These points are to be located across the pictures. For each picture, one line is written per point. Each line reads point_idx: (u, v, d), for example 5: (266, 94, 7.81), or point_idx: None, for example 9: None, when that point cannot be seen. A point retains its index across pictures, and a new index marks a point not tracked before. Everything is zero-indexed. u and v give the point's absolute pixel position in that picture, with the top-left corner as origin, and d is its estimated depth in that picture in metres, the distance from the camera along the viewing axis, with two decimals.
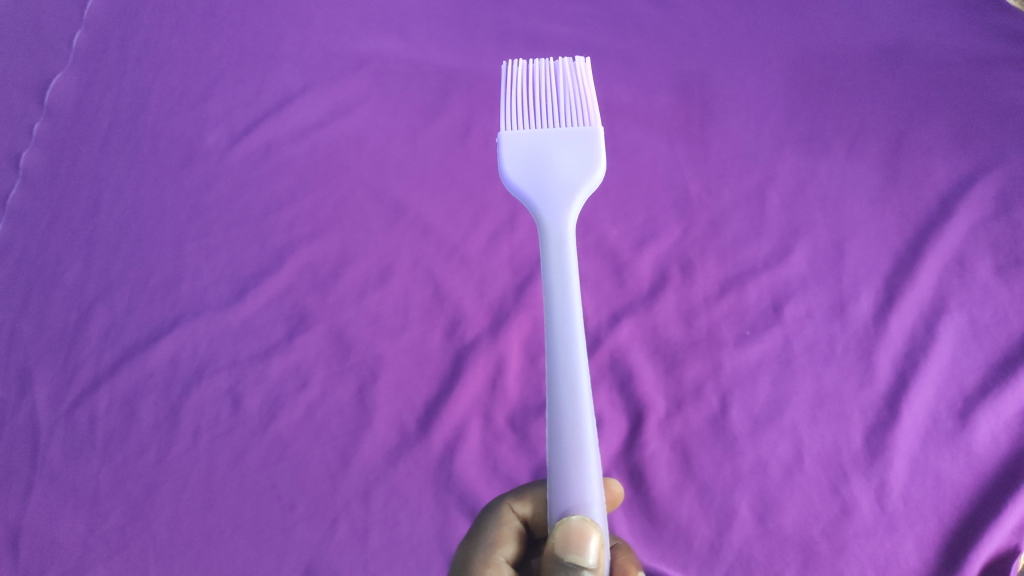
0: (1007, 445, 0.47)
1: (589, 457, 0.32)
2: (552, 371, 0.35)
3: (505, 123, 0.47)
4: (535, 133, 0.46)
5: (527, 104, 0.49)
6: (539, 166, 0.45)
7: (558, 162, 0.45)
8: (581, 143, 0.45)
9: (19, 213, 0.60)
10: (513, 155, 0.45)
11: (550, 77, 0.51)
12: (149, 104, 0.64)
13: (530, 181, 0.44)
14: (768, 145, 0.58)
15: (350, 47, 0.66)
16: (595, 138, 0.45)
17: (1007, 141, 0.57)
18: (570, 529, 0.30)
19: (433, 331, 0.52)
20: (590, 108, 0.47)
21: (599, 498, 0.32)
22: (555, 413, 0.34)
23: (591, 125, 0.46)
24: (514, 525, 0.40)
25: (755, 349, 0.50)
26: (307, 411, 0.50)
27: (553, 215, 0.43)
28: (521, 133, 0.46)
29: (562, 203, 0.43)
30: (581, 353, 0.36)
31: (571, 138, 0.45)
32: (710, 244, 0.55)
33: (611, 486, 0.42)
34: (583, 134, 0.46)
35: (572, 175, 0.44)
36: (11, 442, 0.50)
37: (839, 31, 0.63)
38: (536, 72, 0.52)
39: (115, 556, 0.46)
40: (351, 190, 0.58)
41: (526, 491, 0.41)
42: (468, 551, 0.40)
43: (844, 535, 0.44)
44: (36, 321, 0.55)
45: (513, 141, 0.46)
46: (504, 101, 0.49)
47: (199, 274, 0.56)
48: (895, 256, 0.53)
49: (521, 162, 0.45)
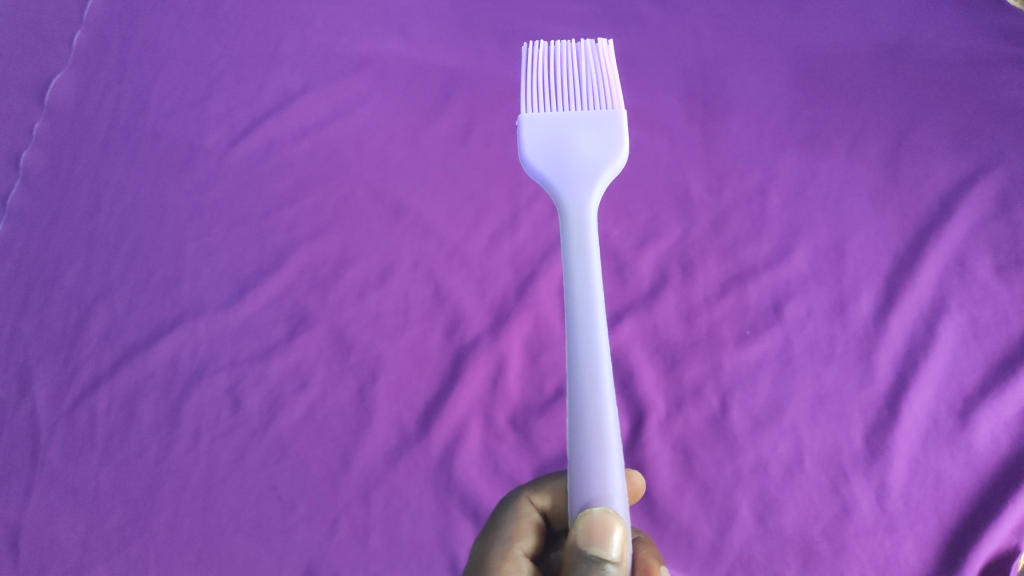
0: (1007, 445, 0.47)
1: (611, 450, 0.32)
2: (574, 361, 0.35)
3: (526, 104, 0.47)
4: (555, 115, 0.46)
5: (549, 86, 0.48)
6: (561, 149, 0.45)
7: (579, 147, 0.45)
8: (603, 127, 0.45)
9: (19, 213, 0.60)
10: (533, 138, 0.45)
11: (572, 58, 0.51)
12: (150, 104, 0.64)
13: (551, 165, 0.44)
14: (769, 144, 0.58)
15: (350, 47, 0.66)
16: (618, 122, 0.45)
17: (1007, 141, 0.57)
18: (593, 520, 0.30)
19: (434, 331, 0.52)
20: (613, 91, 0.47)
21: (621, 490, 0.32)
22: (576, 406, 0.34)
23: (615, 109, 0.46)
24: (533, 517, 0.40)
25: (755, 349, 0.50)
26: (308, 411, 0.50)
27: (574, 201, 0.43)
28: (541, 115, 0.46)
29: (583, 188, 0.43)
30: (603, 344, 0.36)
31: (594, 121, 0.45)
32: (710, 244, 0.55)
33: (632, 479, 0.42)
34: (605, 118, 0.46)
35: (593, 159, 0.44)
36: (11, 442, 0.51)
37: (840, 29, 0.63)
38: (558, 53, 0.52)
39: (115, 556, 0.46)
40: (351, 190, 0.58)
41: (544, 483, 0.42)
42: (486, 543, 0.39)
43: (844, 535, 0.44)
44: (36, 321, 0.55)
45: (534, 124, 0.46)
46: (525, 82, 0.49)
47: (199, 274, 0.56)
48: (895, 256, 0.53)
49: (541, 147, 0.45)
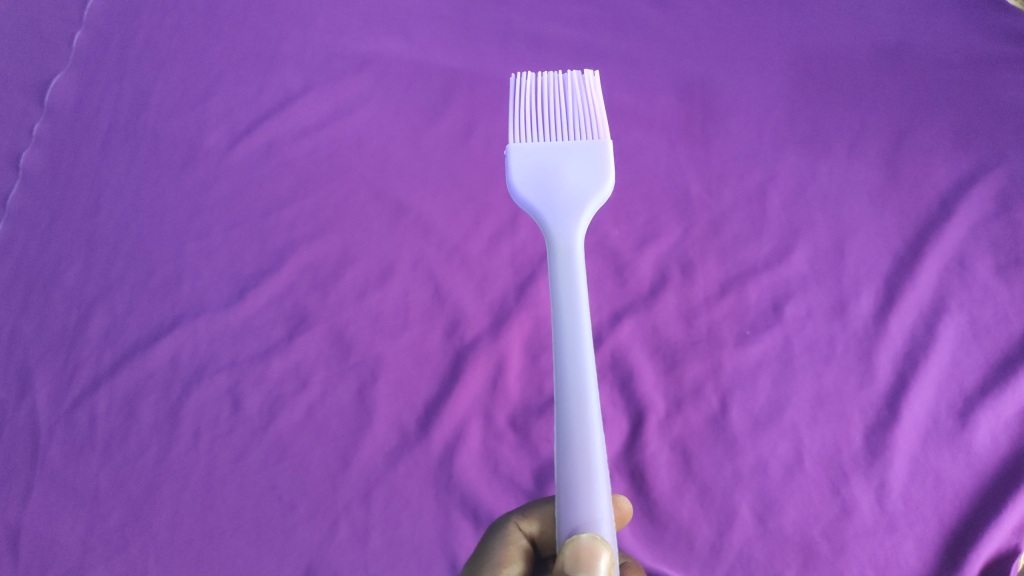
0: (1007, 445, 0.47)
1: (598, 475, 0.33)
2: (561, 385, 0.36)
3: (513, 134, 0.47)
4: (543, 145, 0.46)
5: (535, 116, 0.49)
6: (548, 177, 0.45)
7: (567, 174, 0.45)
8: (589, 156, 0.46)
9: (19, 214, 0.60)
10: (520, 166, 0.46)
11: (559, 89, 0.52)
12: (149, 104, 0.64)
13: (538, 194, 0.45)
14: (769, 144, 0.58)
15: (350, 47, 0.66)
16: (604, 152, 0.46)
17: (1007, 140, 0.57)
18: (580, 547, 0.30)
19: (433, 331, 0.52)
20: (598, 121, 0.48)
21: (608, 515, 0.32)
22: (564, 429, 0.34)
23: (600, 138, 0.46)
24: (521, 543, 0.40)
25: (756, 349, 0.50)
26: (308, 411, 0.50)
27: (561, 227, 0.44)
28: (529, 145, 0.46)
29: (570, 215, 0.44)
30: (590, 368, 0.36)
31: (580, 151, 0.46)
32: (710, 244, 0.55)
33: (619, 503, 0.41)
34: (591, 148, 0.46)
35: (580, 188, 0.45)
36: (12, 442, 0.51)
37: (840, 29, 0.63)
38: (546, 84, 0.52)
39: (115, 557, 0.46)
40: (351, 191, 0.58)
41: (533, 509, 0.42)
42: (474, 570, 0.39)
43: (844, 535, 0.44)
44: (36, 321, 0.55)
45: (521, 154, 0.46)
46: (512, 112, 0.50)
47: (199, 274, 0.56)
48: (896, 256, 0.53)
49: (529, 174, 0.45)
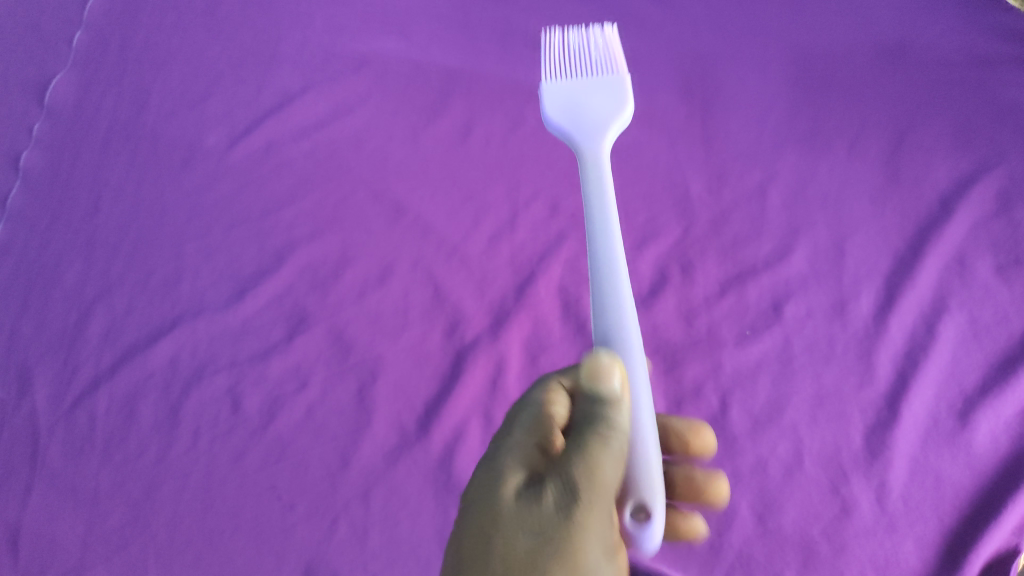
0: (1007, 445, 0.47)
1: (643, 405, 0.34)
2: (604, 331, 0.37)
3: (545, 74, 0.54)
4: (571, 82, 0.53)
5: (565, 57, 0.56)
6: (577, 108, 0.51)
7: (592, 104, 0.52)
8: (612, 89, 0.52)
9: (19, 214, 0.60)
10: (552, 99, 0.52)
11: (584, 40, 0.58)
12: (149, 104, 0.64)
13: (568, 120, 0.51)
14: (769, 144, 0.58)
15: (349, 47, 0.66)
16: (624, 83, 0.52)
17: (1007, 141, 0.57)
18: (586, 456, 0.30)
19: (433, 331, 0.52)
20: (620, 61, 0.54)
21: (654, 440, 0.33)
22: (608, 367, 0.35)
23: (622, 73, 0.53)
24: None
25: (755, 349, 0.50)
26: (307, 411, 0.50)
27: (596, 192, 0.45)
28: (559, 84, 0.53)
29: (603, 181, 0.45)
30: (631, 316, 0.37)
31: (602, 85, 0.52)
32: (710, 244, 0.54)
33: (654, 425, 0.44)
34: (611, 81, 0.53)
35: (604, 110, 0.51)
36: (11, 442, 0.51)
37: (840, 29, 0.63)
38: (573, 36, 0.59)
39: (115, 557, 0.46)
40: (350, 191, 0.58)
41: None
42: None
43: (844, 535, 0.44)
44: (36, 321, 0.55)
45: (553, 89, 0.52)
46: (545, 57, 0.56)
47: (199, 275, 0.56)
48: (895, 256, 0.53)
49: (561, 106, 0.52)
